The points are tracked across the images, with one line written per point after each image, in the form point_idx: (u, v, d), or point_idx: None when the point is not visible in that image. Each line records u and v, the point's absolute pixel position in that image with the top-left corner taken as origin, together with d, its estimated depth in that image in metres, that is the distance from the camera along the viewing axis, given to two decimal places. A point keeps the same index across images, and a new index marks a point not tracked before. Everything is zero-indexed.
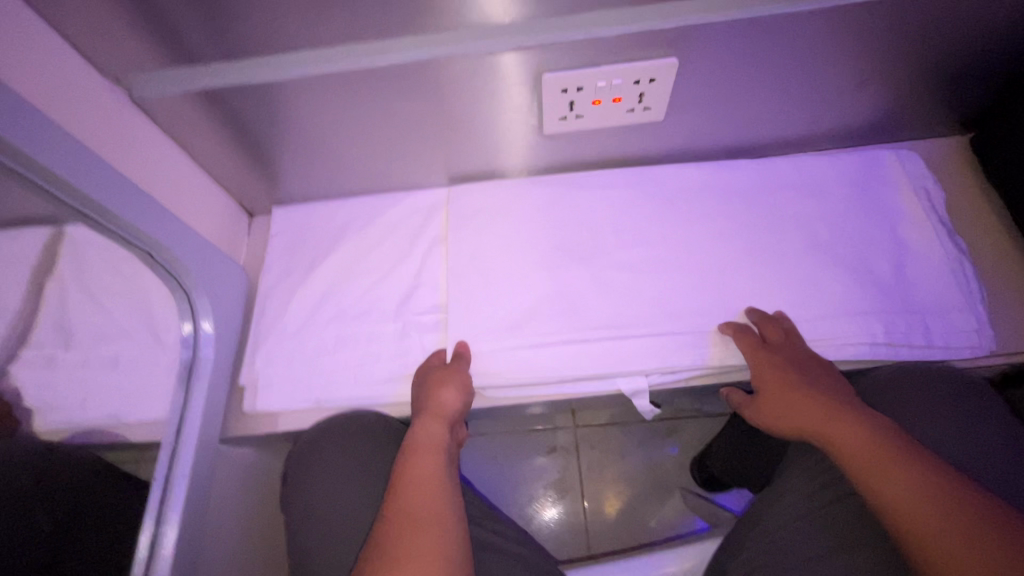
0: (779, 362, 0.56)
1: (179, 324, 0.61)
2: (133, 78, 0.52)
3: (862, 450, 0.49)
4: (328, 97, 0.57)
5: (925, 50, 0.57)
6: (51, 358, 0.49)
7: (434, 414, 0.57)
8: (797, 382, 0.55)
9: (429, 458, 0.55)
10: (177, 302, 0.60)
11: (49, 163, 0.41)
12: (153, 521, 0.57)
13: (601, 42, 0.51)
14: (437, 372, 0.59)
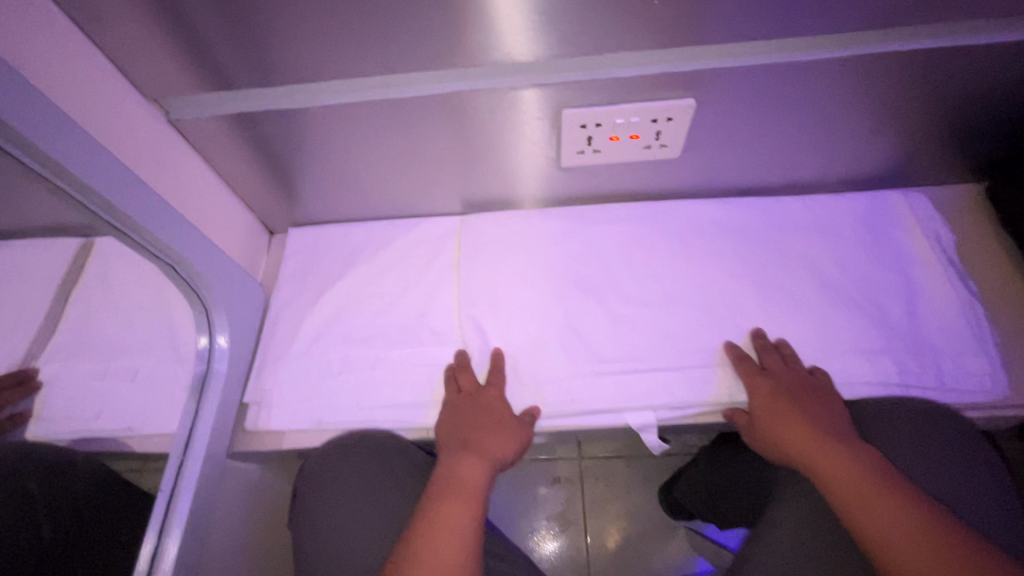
0: (778, 390, 0.56)
1: (196, 337, 0.63)
2: (172, 101, 0.56)
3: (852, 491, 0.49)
4: (353, 123, 0.58)
5: (937, 101, 0.58)
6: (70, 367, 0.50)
7: (477, 449, 0.57)
8: (794, 414, 0.55)
9: (461, 500, 0.54)
10: (195, 316, 0.62)
11: (83, 177, 0.42)
12: (155, 531, 0.58)
13: (620, 82, 0.53)
14: (497, 411, 0.59)
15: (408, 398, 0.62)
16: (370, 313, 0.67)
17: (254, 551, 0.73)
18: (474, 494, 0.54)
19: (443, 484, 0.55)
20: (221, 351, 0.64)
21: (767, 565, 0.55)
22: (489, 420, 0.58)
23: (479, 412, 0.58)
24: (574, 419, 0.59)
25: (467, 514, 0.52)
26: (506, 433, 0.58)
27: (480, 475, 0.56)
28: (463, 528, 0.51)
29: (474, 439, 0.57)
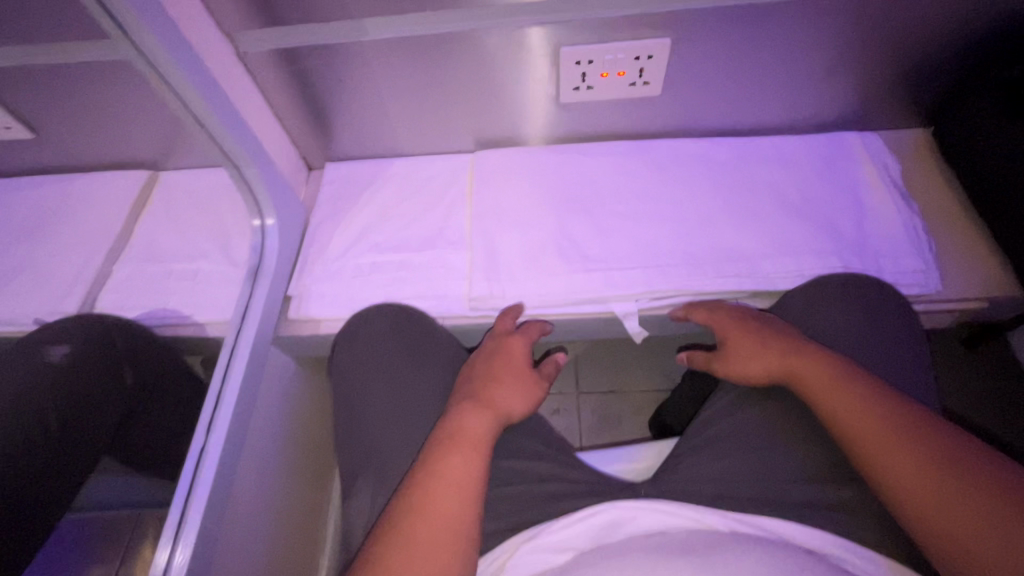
0: (765, 334, 0.57)
1: (250, 217, 0.74)
2: (240, 37, 0.68)
3: (870, 429, 0.47)
4: (387, 59, 0.70)
5: (880, 44, 0.69)
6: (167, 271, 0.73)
7: (491, 401, 0.57)
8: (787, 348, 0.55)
9: (469, 451, 0.51)
10: (249, 202, 0.73)
11: None
12: (221, 376, 0.67)
13: (607, 20, 0.65)
14: (524, 367, 0.61)
15: (427, 294, 0.73)
16: (395, 227, 0.79)
17: (288, 441, 0.83)
18: (484, 447, 0.52)
19: (448, 432, 0.53)
20: (269, 251, 0.75)
21: (727, 430, 0.56)
22: (515, 372, 0.60)
23: (507, 364, 0.61)
24: (567, 309, 0.70)
25: (476, 468, 0.50)
26: (530, 389, 0.60)
27: (486, 426, 0.54)
28: (471, 480, 0.49)
29: (495, 392, 0.58)
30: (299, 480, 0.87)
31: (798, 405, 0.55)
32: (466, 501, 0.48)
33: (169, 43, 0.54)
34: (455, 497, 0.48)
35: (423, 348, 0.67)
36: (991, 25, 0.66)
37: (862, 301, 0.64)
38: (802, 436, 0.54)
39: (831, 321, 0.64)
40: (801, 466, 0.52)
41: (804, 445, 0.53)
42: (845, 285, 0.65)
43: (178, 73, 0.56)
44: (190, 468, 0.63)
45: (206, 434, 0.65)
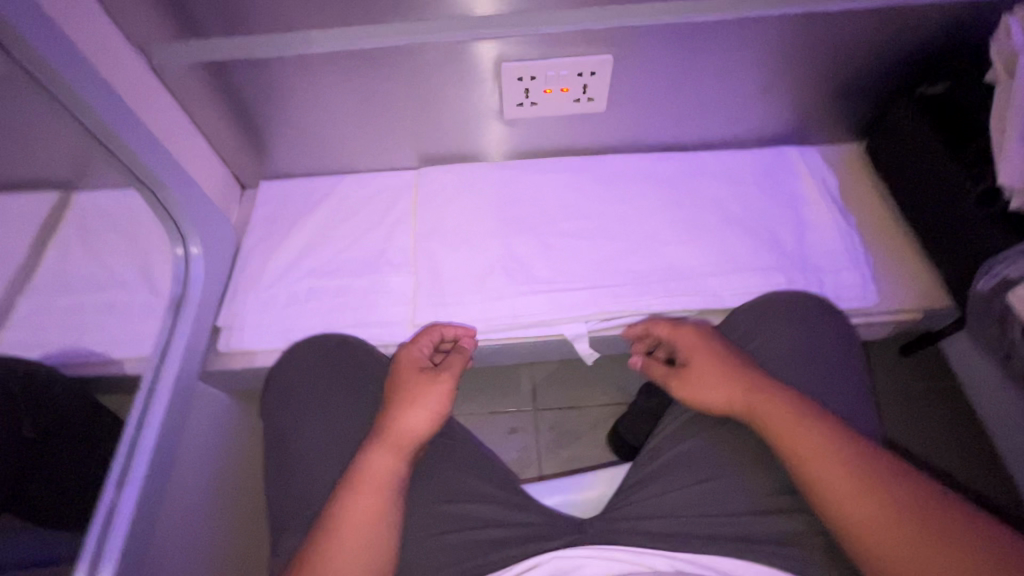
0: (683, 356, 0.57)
1: (171, 246, 0.70)
2: (154, 49, 0.63)
3: (812, 460, 0.46)
4: (318, 74, 0.67)
5: (812, 62, 0.70)
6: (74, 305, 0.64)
7: (387, 428, 0.52)
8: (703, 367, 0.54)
9: (367, 495, 0.48)
10: (167, 229, 0.68)
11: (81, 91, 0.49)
12: (135, 423, 0.62)
13: (548, 36, 0.64)
14: (411, 379, 0.55)
15: (368, 321, 0.70)
16: (335, 250, 0.75)
17: (221, 481, 0.76)
18: (387, 488, 0.49)
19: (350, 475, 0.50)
20: (193, 278, 0.70)
21: (679, 459, 0.54)
22: (403, 387, 0.55)
23: (396, 381, 0.56)
24: (514, 332, 0.68)
25: (377, 510, 0.48)
26: (421, 400, 0.53)
27: (386, 461, 0.50)
28: (374, 524, 0.47)
29: (388, 419, 0.53)
30: (237, 522, 0.80)
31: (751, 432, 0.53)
32: (368, 547, 0.46)
33: (59, 56, 0.48)
34: (355, 547, 0.46)
35: (363, 379, 0.63)
36: (917, 45, 0.69)
37: (803, 312, 0.61)
38: (757, 463, 0.52)
39: (789, 337, 0.59)
40: (756, 495, 0.51)
41: (760, 473, 0.51)
42: (792, 299, 0.62)
43: (73, 88, 0.51)
44: (96, 529, 0.57)
45: (117, 488, 0.59)
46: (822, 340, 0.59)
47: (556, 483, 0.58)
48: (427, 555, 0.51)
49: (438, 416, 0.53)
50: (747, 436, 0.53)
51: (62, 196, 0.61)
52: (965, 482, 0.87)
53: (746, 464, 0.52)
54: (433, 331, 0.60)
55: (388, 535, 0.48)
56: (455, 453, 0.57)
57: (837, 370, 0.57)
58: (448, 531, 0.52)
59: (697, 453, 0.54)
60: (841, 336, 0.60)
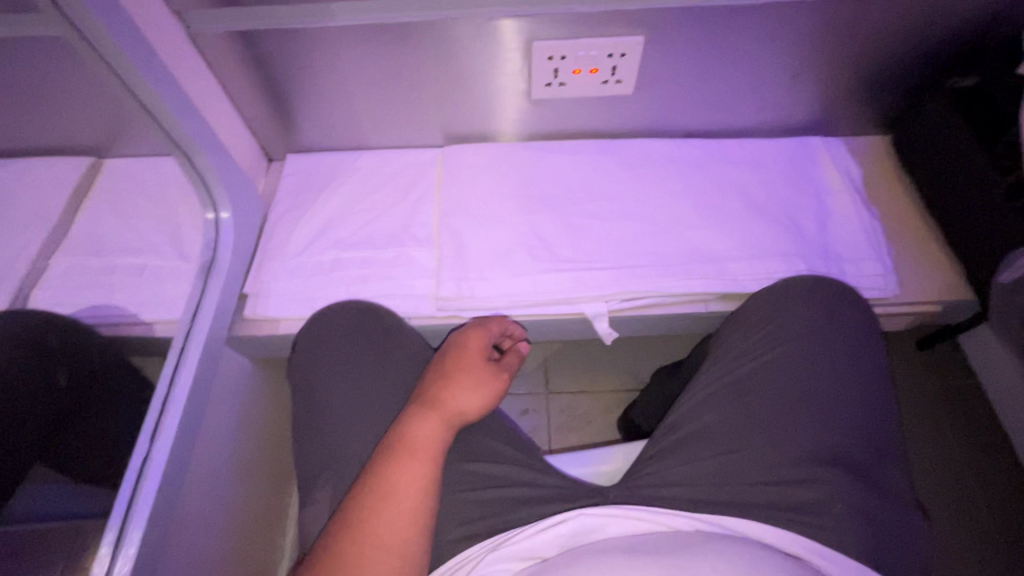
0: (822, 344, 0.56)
1: (203, 211, 0.70)
2: (192, 16, 0.63)
3: None
4: (350, 46, 0.67)
5: (843, 51, 0.70)
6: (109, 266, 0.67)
7: (443, 403, 0.54)
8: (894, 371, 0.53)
9: (416, 464, 0.49)
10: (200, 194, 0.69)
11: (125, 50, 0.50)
12: (168, 379, 0.64)
13: (580, 16, 0.64)
14: (482, 361, 0.57)
15: (392, 293, 0.71)
16: (360, 223, 0.76)
17: (243, 445, 0.78)
18: (432, 457, 0.50)
19: (394, 440, 0.51)
20: (224, 244, 0.71)
21: (704, 428, 0.54)
22: (472, 366, 0.56)
23: (463, 357, 0.57)
24: (535, 309, 0.69)
25: (421, 477, 0.49)
26: (490, 385, 0.56)
27: (435, 433, 0.52)
28: (420, 491, 0.49)
29: (450, 393, 0.54)
30: (256, 486, 0.82)
31: (775, 405, 0.54)
32: (415, 517, 0.47)
33: (106, 16, 0.49)
34: (405, 512, 0.47)
35: (386, 346, 0.65)
36: (949, 36, 0.69)
37: (825, 295, 0.61)
38: (784, 436, 0.52)
39: (811, 314, 0.59)
40: (782, 466, 0.51)
41: (788, 446, 0.52)
42: (811, 282, 0.62)
43: (117, 50, 0.52)
44: (131, 478, 0.59)
45: (150, 440, 0.61)
46: (845, 319, 0.60)
47: (567, 457, 0.60)
48: (449, 512, 0.54)
49: (492, 405, 0.56)
50: (772, 409, 0.54)
51: (93, 160, 0.69)
52: (975, 477, 0.88)
53: (773, 435, 0.52)
54: (498, 324, 0.63)
55: (433, 505, 0.49)
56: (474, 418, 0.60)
57: (861, 348, 0.58)
58: (467, 490, 0.55)
59: (723, 424, 0.54)
60: (861, 317, 0.61)
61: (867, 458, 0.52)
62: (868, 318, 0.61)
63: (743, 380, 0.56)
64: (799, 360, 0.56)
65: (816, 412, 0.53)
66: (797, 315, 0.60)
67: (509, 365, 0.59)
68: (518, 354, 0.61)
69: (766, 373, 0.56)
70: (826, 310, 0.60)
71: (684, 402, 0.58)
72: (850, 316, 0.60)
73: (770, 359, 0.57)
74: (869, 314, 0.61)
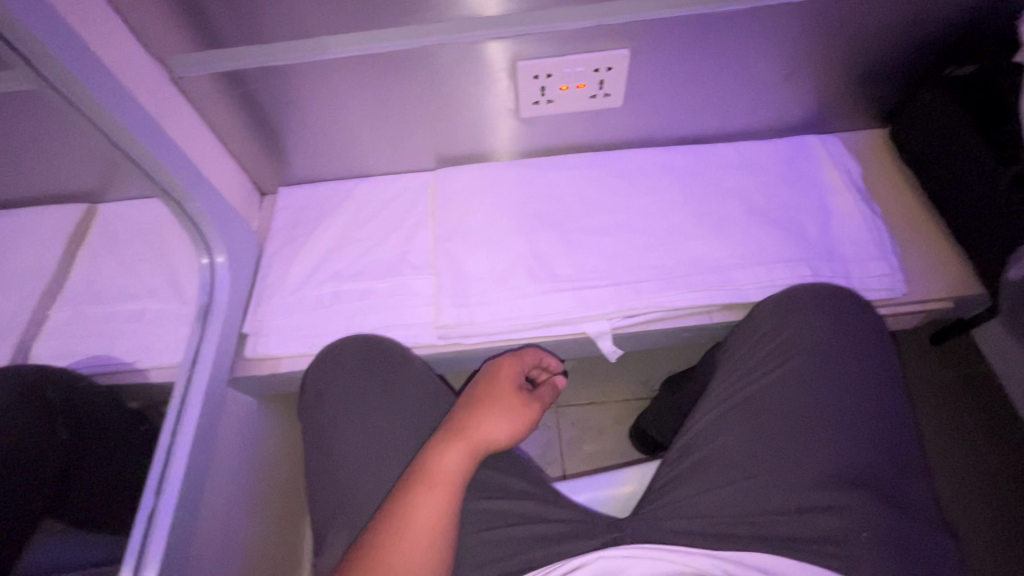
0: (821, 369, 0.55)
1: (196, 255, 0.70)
2: (175, 60, 0.63)
3: None
4: (336, 79, 0.67)
5: (833, 50, 0.69)
6: (109, 315, 0.68)
7: (472, 430, 0.53)
8: None
9: (440, 492, 0.49)
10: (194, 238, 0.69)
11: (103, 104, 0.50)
12: (172, 428, 0.63)
13: (565, 34, 0.63)
14: (517, 391, 0.57)
15: (392, 323, 0.70)
16: (356, 254, 0.75)
17: (253, 483, 0.78)
18: (457, 486, 0.50)
19: (419, 466, 0.51)
20: (221, 285, 0.70)
21: (716, 454, 0.53)
22: (506, 397, 0.56)
23: (496, 386, 0.57)
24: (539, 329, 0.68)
25: (445, 505, 0.49)
26: (521, 418, 0.56)
27: (462, 461, 0.51)
28: (443, 520, 0.48)
29: (478, 423, 0.54)
30: (268, 523, 0.82)
31: (787, 428, 0.53)
32: (433, 548, 0.47)
33: (85, 71, 0.49)
34: (422, 542, 0.47)
35: (397, 381, 0.64)
36: (941, 27, 0.67)
37: (834, 306, 0.59)
38: (798, 460, 0.51)
39: (822, 327, 0.58)
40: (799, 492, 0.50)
41: (804, 471, 0.51)
42: (816, 293, 0.60)
43: (99, 103, 0.51)
44: (138, 535, 0.58)
45: (156, 493, 0.60)
46: (856, 330, 0.58)
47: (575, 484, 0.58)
48: (466, 551, 0.54)
49: (522, 438, 0.56)
50: (784, 432, 0.53)
51: (88, 209, 0.70)
52: (997, 468, 0.86)
53: (787, 460, 0.51)
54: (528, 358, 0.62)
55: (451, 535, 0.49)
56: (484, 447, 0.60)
57: (875, 361, 0.56)
58: (484, 531, 0.55)
59: (735, 449, 0.53)
60: (870, 326, 0.59)
61: (886, 479, 0.51)
62: (878, 326, 0.60)
63: (753, 401, 0.55)
64: (814, 376, 0.55)
65: (830, 433, 0.52)
66: (805, 325, 0.58)
67: (542, 399, 0.59)
68: (551, 390, 0.61)
69: (778, 393, 0.55)
70: (837, 321, 0.58)
71: (693, 425, 0.57)
72: (861, 326, 0.59)
73: (785, 375, 0.55)
74: (879, 321, 0.60)
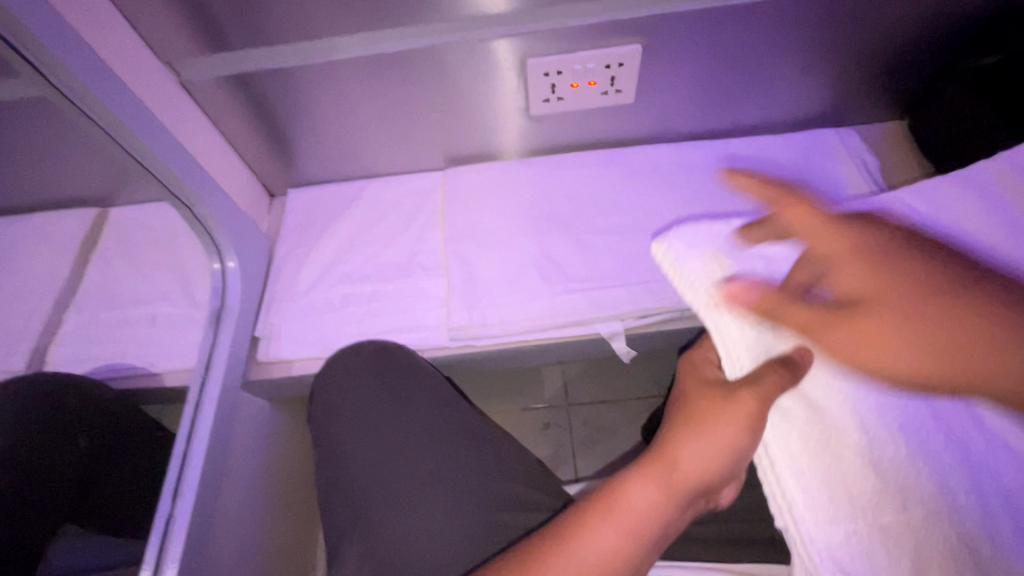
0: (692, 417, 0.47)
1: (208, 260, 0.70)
2: (183, 64, 0.63)
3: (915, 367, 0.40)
4: (345, 80, 0.67)
5: (850, 41, 0.67)
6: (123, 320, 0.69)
7: (667, 457, 0.45)
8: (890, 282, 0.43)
9: (617, 527, 0.42)
10: (205, 243, 0.69)
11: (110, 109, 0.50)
12: (186, 432, 0.63)
13: (576, 30, 0.62)
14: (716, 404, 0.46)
15: (403, 325, 0.70)
16: (366, 256, 0.75)
17: (267, 485, 0.78)
18: (641, 525, 0.42)
19: (603, 496, 0.44)
20: (232, 290, 0.71)
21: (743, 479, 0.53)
22: (710, 408, 0.46)
23: (698, 403, 0.47)
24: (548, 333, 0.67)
25: (619, 541, 0.42)
26: (718, 436, 0.45)
27: (649, 496, 0.43)
28: (615, 558, 0.41)
29: (676, 445, 0.45)
30: (282, 524, 0.82)
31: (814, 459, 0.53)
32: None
33: (94, 78, 0.49)
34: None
35: (408, 388, 0.64)
36: (963, 16, 0.65)
37: None
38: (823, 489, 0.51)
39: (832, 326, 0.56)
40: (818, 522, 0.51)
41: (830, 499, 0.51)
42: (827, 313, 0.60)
43: (108, 110, 0.51)
44: (155, 541, 0.58)
45: (172, 499, 0.60)
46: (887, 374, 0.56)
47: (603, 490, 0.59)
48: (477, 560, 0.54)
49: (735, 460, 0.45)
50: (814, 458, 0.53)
51: (99, 213, 0.70)
52: None
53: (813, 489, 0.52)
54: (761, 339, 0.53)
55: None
56: (495, 459, 0.60)
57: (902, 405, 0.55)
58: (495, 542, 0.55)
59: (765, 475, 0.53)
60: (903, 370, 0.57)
61: None
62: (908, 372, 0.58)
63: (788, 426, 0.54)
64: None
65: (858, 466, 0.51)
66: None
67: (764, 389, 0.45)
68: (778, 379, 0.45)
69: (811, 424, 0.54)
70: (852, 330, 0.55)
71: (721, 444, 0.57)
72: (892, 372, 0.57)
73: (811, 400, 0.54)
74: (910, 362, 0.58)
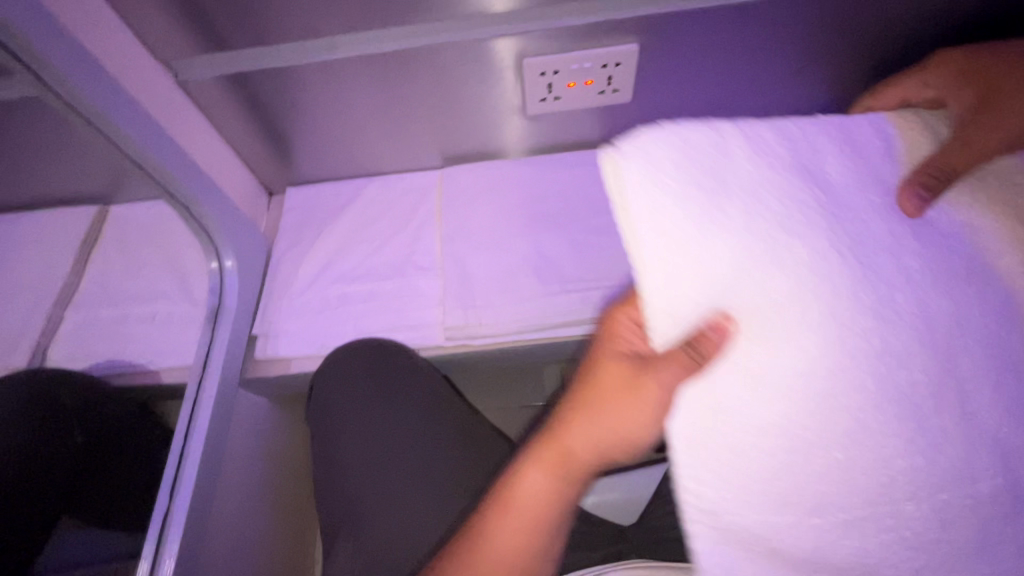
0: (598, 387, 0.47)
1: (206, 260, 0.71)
2: (179, 63, 0.63)
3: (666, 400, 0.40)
4: (341, 80, 0.66)
5: (850, 42, 0.66)
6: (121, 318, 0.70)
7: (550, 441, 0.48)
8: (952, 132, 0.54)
9: (511, 520, 0.47)
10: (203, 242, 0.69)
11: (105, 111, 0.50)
12: (184, 429, 0.64)
13: (572, 31, 0.62)
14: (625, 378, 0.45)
15: (399, 324, 0.70)
16: (362, 255, 0.75)
17: (265, 481, 0.79)
18: (537, 513, 0.47)
19: (507, 487, 0.48)
20: (229, 289, 0.71)
21: None
22: (613, 385, 0.46)
23: (607, 372, 0.47)
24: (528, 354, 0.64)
25: (514, 535, 0.46)
26: (633, 412, 0.44)
27: (540, 485, 0.47)
28: (517, 553, 0.46)
29: (569, 429, 0.48)
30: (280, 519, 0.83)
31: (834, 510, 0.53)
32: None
33: (88, 80, 0.49)
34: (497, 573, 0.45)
35: (404, 389, 0.66)
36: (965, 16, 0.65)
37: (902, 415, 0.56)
38: None
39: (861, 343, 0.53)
40: None
41: None
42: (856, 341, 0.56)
43: (103, 112, 0.51)
44: (153, 536, 0.59)
45: (170, 495, 0.61)
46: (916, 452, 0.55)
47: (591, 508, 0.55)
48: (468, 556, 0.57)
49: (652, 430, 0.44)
50: None
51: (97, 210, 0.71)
52: None
53: None
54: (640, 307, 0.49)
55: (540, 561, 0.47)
56: (486, 457, 0.62)
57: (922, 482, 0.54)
58: None
59: None
60: None
61: None
62: None
63: None
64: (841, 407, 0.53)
65: None
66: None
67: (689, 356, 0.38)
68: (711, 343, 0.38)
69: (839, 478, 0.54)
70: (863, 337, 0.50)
71: None
72: None
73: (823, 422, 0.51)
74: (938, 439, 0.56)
